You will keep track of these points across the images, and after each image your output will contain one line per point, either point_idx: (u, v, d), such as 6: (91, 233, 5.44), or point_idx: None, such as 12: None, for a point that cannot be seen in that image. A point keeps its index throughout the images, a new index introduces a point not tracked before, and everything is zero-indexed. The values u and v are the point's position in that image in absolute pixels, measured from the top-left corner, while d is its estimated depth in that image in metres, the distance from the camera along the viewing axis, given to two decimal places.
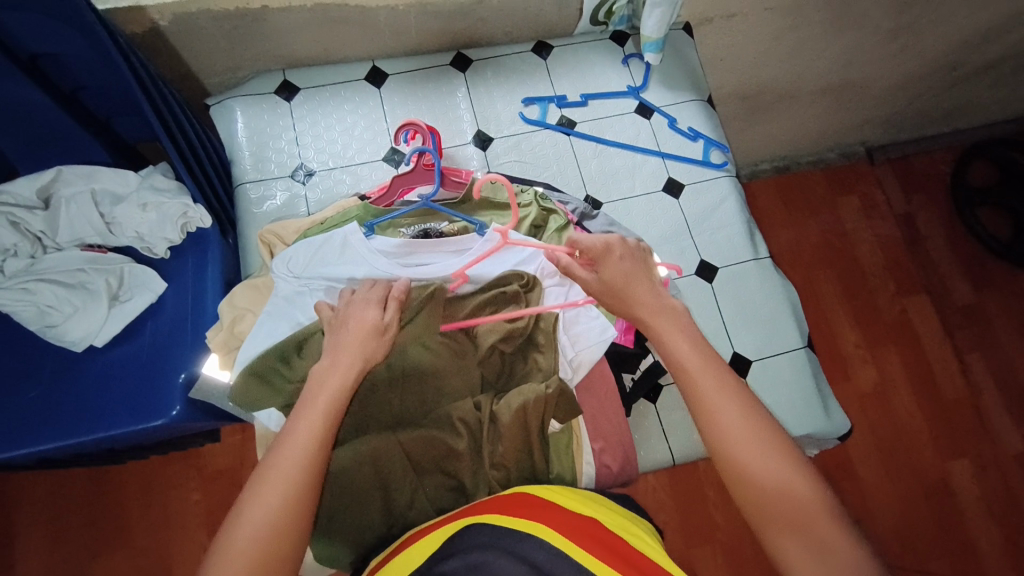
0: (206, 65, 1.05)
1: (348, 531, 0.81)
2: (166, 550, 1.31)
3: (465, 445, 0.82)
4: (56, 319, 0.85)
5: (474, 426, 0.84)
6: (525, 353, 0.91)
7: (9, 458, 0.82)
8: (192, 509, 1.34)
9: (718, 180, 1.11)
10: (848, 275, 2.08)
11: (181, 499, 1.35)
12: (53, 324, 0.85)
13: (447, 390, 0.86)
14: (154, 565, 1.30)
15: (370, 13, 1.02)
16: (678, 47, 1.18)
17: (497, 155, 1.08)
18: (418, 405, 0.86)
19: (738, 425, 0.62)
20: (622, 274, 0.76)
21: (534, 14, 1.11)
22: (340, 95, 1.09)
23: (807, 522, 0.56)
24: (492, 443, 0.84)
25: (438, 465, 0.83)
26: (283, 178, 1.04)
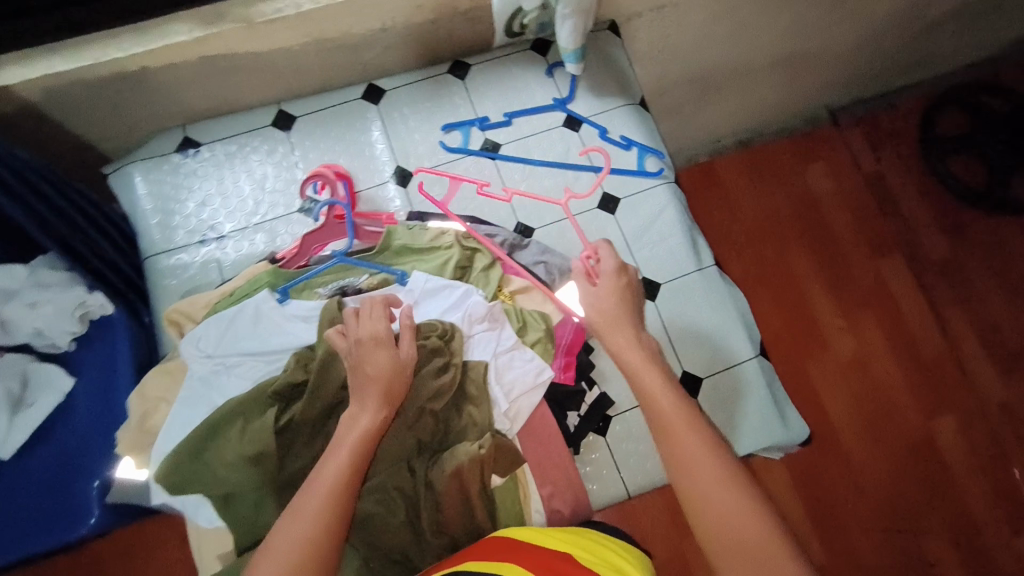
0: (97, 132, 0.98)
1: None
2: None
3: (401, 515, 0.80)
4: None
5: (410, 492, 0.81)
6: (457, 404, 0.86)
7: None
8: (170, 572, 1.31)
9: (656, 190, 1.05)
10: (822, 246, 2.02)
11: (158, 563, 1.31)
12: None
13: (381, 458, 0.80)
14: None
15: (263, 58, 0.94)
16: (601, 49, 1.11)
17: (419, 191, 1.02)
18: None
19: (690, 439, 0.64)
20: (618, 296, 0.83)
21: (445, 33, 1.04)
22: (246, 145, 1.02)
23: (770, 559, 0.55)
24: (433, 509, 0.81)
25: (380, 542, 0.80)
26: (194, 245, 0.98)
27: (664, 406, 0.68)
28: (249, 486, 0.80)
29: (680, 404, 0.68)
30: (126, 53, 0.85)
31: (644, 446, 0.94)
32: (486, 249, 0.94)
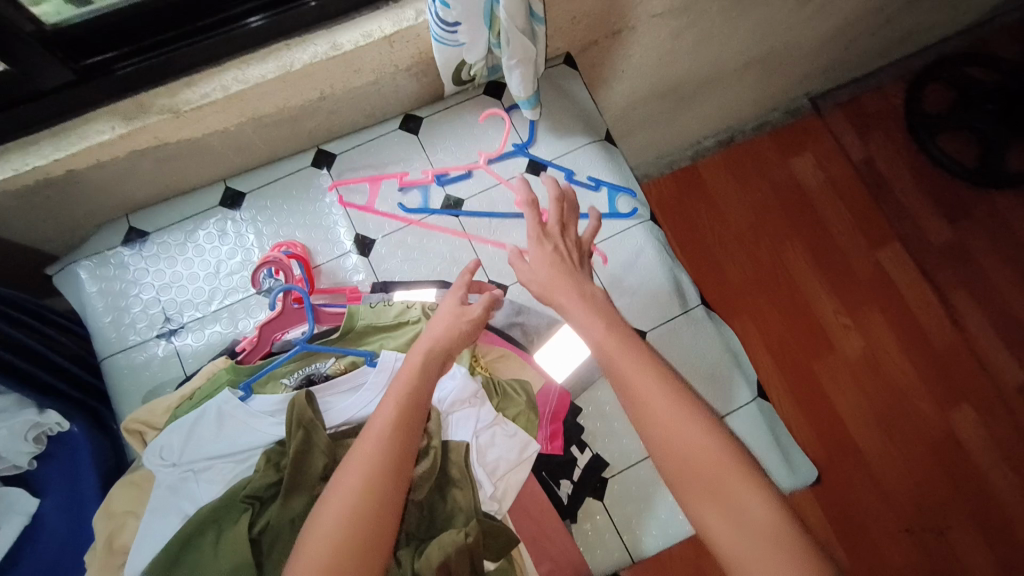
0: (35, 235, 0.93)
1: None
2: None
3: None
4: None
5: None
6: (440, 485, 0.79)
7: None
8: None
9: (631, 230, 0.99)
10: (817, 242, 1.96)
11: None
12: None
13: None
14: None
15: (200, 142, 0.89)
16: (559, 87, 1.06)
17: (382, 258, 0.97)
18: None
19: (649, 385, 0.61)
20: (549, 262, 0.73)
21: (392, 91, 0.98)
22: (197, 229, 0.98)
23: (736, 494, 0.56)
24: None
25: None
26: (152, 340, 0.93)
27: (614, 351, 0.64)
28: None
29: (632, 347, 0.65)
30: (48, 159, 0.80)
31: (646, 508, 0.88)
32: None
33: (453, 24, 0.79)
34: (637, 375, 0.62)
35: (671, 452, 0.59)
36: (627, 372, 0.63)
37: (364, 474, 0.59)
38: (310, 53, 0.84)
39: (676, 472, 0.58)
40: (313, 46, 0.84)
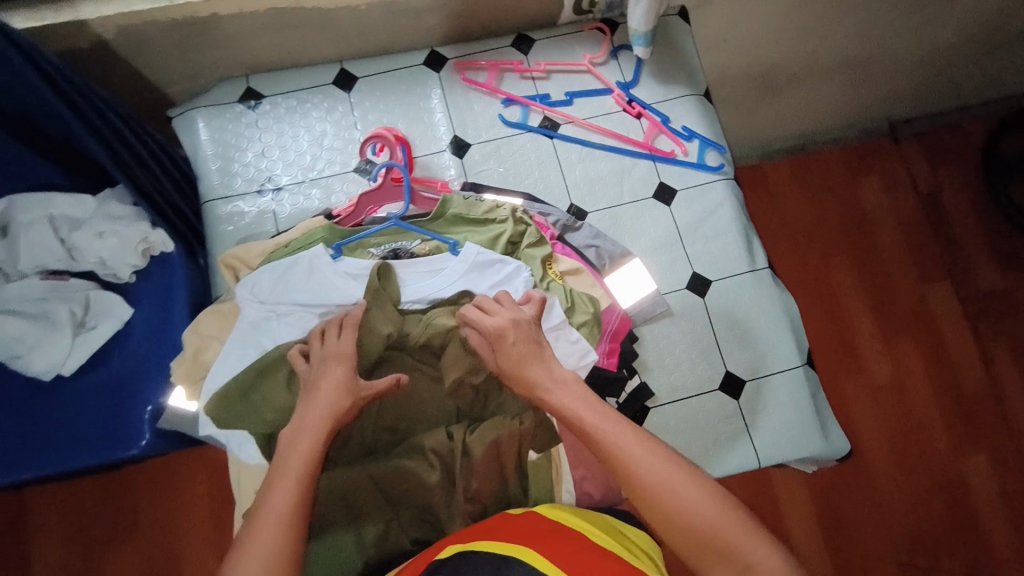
0: (163, 74, 0.99)
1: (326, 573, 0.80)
2: (174, 552, 1.37)
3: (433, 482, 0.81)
4: (20, 350, 0.85)
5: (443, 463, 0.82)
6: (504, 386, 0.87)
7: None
8: (199, 505, 1.41)
9: (714, 184, 1.02)
10: (863, 264, 1.89)
11: (189, 493, 1.41)
12: (17, 354, 0.85)
13: (421, 417, 0.86)
14: (168, 558, 1.37)
15: (330, 15, 0.95)
16: (671, 35, 1.08)
17: (475, 162, 1.01)
18: (389, 435, 0.86)
19: (633, 448, 0.66)
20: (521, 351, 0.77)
21: (511, 5, 1.02)
22: (307, 101, 1.02)
23: (724, 542, 0.59)
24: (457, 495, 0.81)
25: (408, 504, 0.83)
26: (250, 195, 0.99)
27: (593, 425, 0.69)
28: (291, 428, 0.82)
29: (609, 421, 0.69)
30: None
31: (680, 440, 0.92)
32: (539, 228, 0.92)
33: None
34: (617, 440, 0.67)
35: (659, 510, 0.62)
36: (606, 435, 0.68)
37: (277, 532, 0.59)
38: None
39: (665, 530, 0.62)
40: None
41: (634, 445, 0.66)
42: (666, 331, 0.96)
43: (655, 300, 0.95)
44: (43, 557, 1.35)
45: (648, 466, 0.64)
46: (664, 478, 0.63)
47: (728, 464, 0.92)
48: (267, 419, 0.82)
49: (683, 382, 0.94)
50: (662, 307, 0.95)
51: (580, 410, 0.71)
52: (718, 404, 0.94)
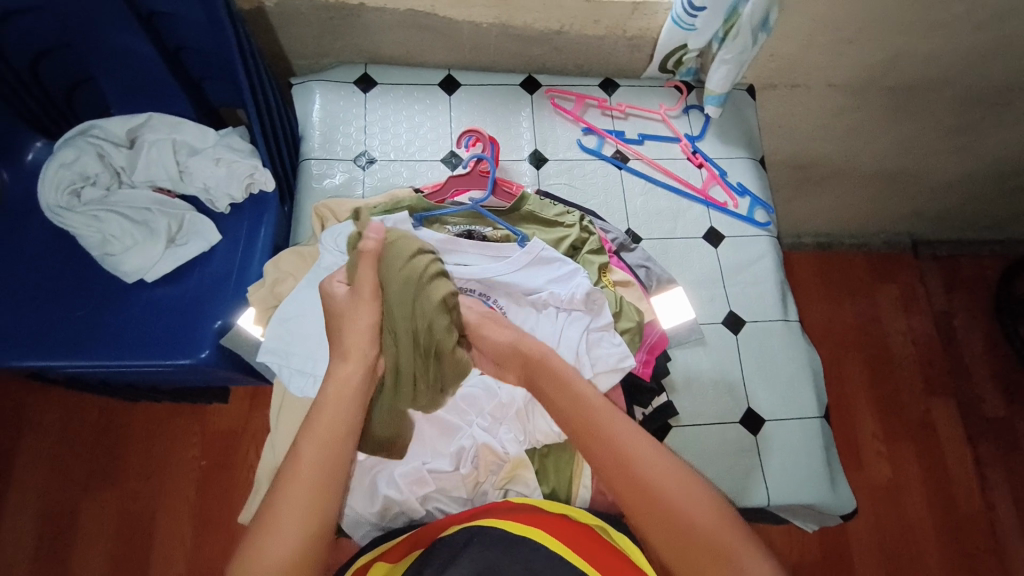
0: (297, 47, 1.12)
1: (348, 515, 0.86)
2: (156, 500, 1.35)
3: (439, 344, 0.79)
4: (115, 249, 0.91)
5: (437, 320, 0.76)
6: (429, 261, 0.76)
7: (24, 370, 0.86)
8: (185, 466, 1.38)
9: (759, 238, 1.12)
10: (876, 365, 1.86)
11: (178, 453, 1.39)
12: (112, 252, 0.91)
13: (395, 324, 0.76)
14: (141, 508, 1.35)
15: (454, 26, 1.09)
16: (739, 106, 1.22)
17: (549, 175, 1.12)
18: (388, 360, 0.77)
19: (637, 442, 0.68)
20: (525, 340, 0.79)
21: (606, 53, 1.17)
22: (413, 95, 1.14)
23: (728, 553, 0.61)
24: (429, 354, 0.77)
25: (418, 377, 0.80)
26: (345, 162, 1.09)
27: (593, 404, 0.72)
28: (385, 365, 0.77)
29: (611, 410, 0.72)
30: None
31: (698, 464, 0.96)
32: (602, 242, 1.01)
33: (698, 8, 0.97)
34: (623, 431, 0.69)
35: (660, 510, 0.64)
36: (615, 433, 0.69)
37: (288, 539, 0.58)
38: None
39: (660, 528, 0.64)
40: None
41: (638, 445, 0.68)
42: (699, 359, 1.02)
43: (692, 328, 1.01)
44: (25, 483, 1.34)
45: (650, 462, 0.66)
46: (671, 489, 0.64)
47: (738, 495, 0.95)
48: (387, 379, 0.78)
49: (708, 410, 0.99)
50: (697, 335, 1.02)
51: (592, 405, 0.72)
52: (736, 436, 0.98)
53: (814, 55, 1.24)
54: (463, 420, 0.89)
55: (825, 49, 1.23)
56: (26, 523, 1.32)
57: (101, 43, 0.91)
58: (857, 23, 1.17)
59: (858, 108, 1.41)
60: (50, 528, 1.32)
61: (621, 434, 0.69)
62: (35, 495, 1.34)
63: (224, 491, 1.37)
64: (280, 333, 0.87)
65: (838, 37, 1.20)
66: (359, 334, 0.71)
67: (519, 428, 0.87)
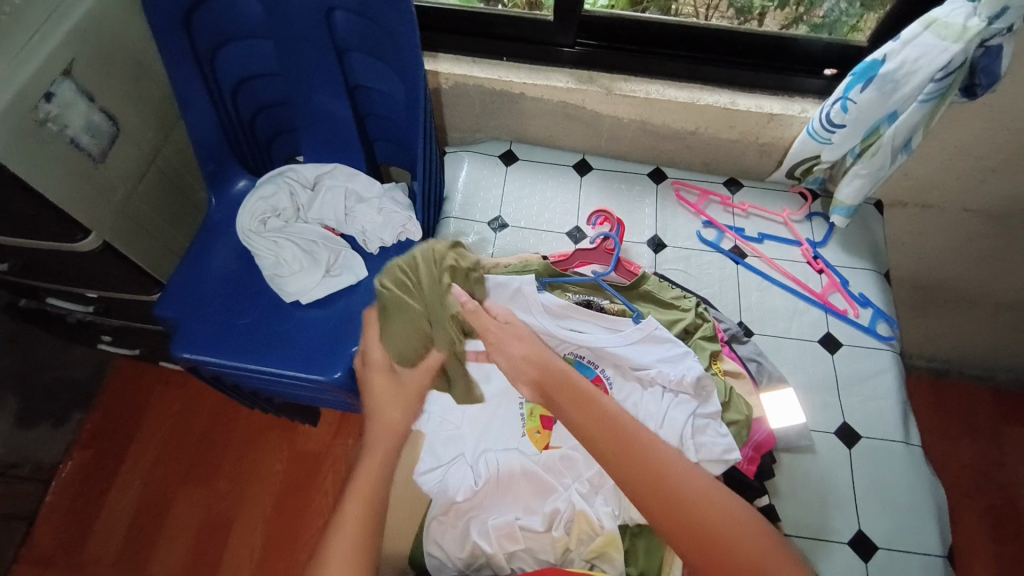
0: (456, 122, 1.29)
1: (433, 560, 0.88)
2: (238, 508, 1.44)
3: (418, 306, 0.82)
4: (283, 272, 1.05)
5: (400, 287, 0.82)
6: (403, 277, 0.82)
7: (188, 362, 1.00)
8: (269, 481, 1.47)
9: (880, 352, 1.09)
10: (1001, 516, 1.56)
11: (265, 466, 1.49)
12: (280, 275, 1.05)
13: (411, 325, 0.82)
14: (223, 513, 1.43)
15: (598, 118, 1.21)
16: (865, 219, 1.22)
17: (666, 260, 1.17)
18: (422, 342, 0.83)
19: (670, 465, 0.72)
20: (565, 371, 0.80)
21: (735, 156, 1.24)
22: (548, 172, 1.26)
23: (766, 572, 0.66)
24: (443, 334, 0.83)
25: (426, 338, 0.83)
26: (481, 224, 1.20)
27: (624, 423, 0.75)
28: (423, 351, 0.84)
29: (637, 428, 0.75)
30: (522, 80, 1.16)
31: None
32: (716, 331, 1.03)
33: (837, 124, 1.03)
34: (653, 453, 0.73)
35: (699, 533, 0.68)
36: (647, 455, 0.72)
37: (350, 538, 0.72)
38: (715, 99, 1.14)
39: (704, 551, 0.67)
40: (718, 95, 1.14)
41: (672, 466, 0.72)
42: (808, 467, 0.98)
43: (801, 433, 0.99)
44: (133, 466, 1.48)
45: (684, 485, 0.71)
46: (706, 513, 0.69)
47: None
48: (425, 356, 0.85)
49: (813, 523, 0.94)
50: (807, 441, 0.99)
51: (620, 426, 0.74)
52: (843, 557, 0.92)
53: (951, 180, 1.24)
54: (560, 482, 0.91)
55: (963, 177, 1.23)
56: (124, 506, 1.43)
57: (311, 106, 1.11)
58: (1002, 153, 1.16)
59: (994, 236, 1.36)
60: (143, 517, 1.42)
61: (657, 458, 0.72)
62: (139, 481, 1.46)
63: (299, 512, 1.44)
64: None
65: (979, 165, 1.20)
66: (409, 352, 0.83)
67: (615, 500, 0.88)
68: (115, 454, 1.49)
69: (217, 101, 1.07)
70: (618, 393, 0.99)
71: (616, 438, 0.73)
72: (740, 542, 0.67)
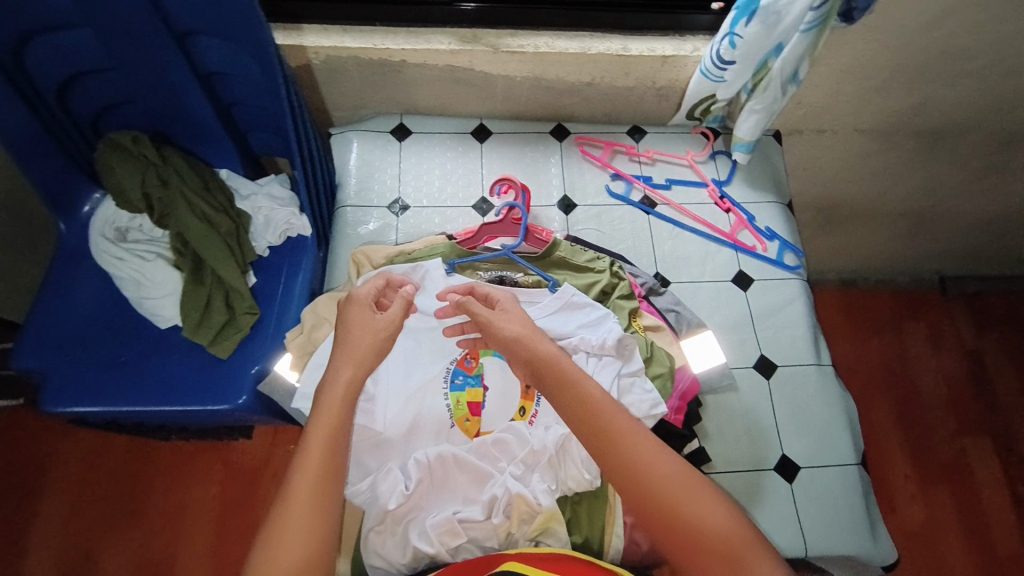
0: (338, 99, 1.18)
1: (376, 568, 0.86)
2: (174, 541, 1.35)
3: (212, 225, 0.97)
4: (151, 293, 0.95)
5: (127, 152, 0.96)
6: (126, 140, 0.96)
7: (65, 414, 0.89)
8: (205, 504, 1.39)
9: (789, 282, 1.12)
10: (906, 405, 1.71)
11: (199, 490, 1.40)
12: (148, 297, 0.95)
13: (186, 231, 0.95)
14: (160, 551, 1.34)
15: (490, 80, 1.14)
16: (766, 152, 1.24)
17: (577, 221, 1.14)
18: (204, 261, 0.96)
19: (646, 446, 0.69)
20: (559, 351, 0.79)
21: (634, 102, 1.21)
22: (446, 143, 1.19)
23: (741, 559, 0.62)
24: (184, 229, 0.95)
25: (206, 258, 0.96)
26: (380, 209, 1.12)
27: (599, 399, 0.73)
28: (197, 268, 0.96)
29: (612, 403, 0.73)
30: (399, 47, 1.05)
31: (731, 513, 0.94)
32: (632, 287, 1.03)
33: (727, 61, 1.01)
34: (629, 436, 0.70)
35: (678, 519, 0.64)
36: (620, 431, 0.70)
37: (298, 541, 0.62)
38: (606, 46, 1.09)
39: (683, 539, 0.64)
40: (609, 42, 1.09)
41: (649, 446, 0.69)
42: (731, 405, 1.01)
43: (723, 373, 1.00)
44: (47, 522, 1.35)
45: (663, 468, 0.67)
46: (684, 497, 0.66)
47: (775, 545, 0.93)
48: (199, 276, 0.96)
49: (742, 457, 0.98)
50: (730, 380, 1.01)
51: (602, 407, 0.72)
52: (770, 483, 0.97)
53: (840, 103, 1.27)
54: (496, 468, 0.90)
55: (851, 99, 1.26)
56: (44, 566, 1.32)
57: (159, 103, 0.97)
58: (884, 72, 1.19)
59: (884, 151, 1.43)
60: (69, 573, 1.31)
61: (635, 441, 0.69)
62: (57, 538, 1.34)
63: (244, 531, 1.38)
64: (316, 378, 0.88)
65: (865, 86, 1.23)
66: (364, 333, 0.78)
67: (552, 476, 0.88)
68: (23, 513, 1.35)
69: (40, 109, 0.91)
70: None
71: (592, 419, 0.71)
72: (719, 527, 0.64)
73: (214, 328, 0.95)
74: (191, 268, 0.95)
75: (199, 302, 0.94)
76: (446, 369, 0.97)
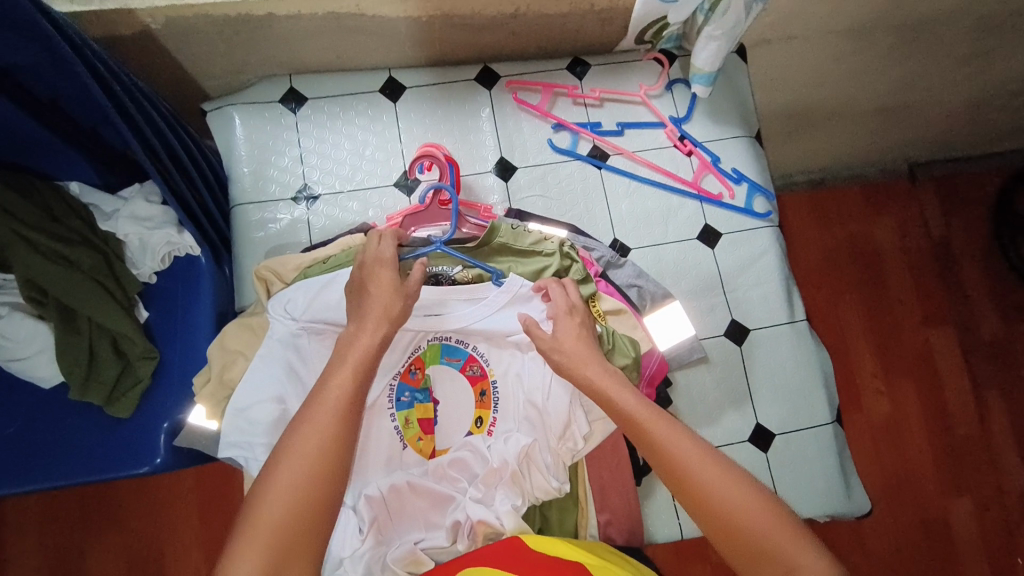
0: (204, 67, 0.94)
1: None
2: (156, 539, 1.24)
3: (72, 260, 0.81)
4: (19, 355, 0.79)
5: None
6: None
7: None
8: (180, 497, 1.26)
9: (759, 231, 1.01)
10: (874, 303, 1.68)
11: (171, 484, 1.26)
12: (17, 358, 0.79)
13: (38, 275, 0.78)
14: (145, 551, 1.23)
15: (389, 23, 0.91)
16: (729, 75, 1.05)
17: (520, 188, 0.99)
18: (72, 306, 0.80)
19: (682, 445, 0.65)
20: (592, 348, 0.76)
21: (571, 29, 0.99)
22: (351, 107, 0.98)
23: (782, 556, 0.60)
24: (33, 271, 0.78)
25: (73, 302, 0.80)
26: (286, 202, 0.94)
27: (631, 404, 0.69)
28: (68, 316, 0.81)
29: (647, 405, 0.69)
30: None
31: None
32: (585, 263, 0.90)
33: None
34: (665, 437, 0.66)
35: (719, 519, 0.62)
36: (655, 431, 0.66)
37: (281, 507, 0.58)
38: None
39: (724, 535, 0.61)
40: None
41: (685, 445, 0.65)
42: (701, 380, 0.95)
43: (692, 346, 0.92)
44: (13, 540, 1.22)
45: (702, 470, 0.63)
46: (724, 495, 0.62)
47: None
48: (70, 325, 0.80)
49: (715, 432, 0.93)
50: (699, 353, 0.93)
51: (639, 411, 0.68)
52: (744, 456, 0.93)
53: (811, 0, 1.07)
54: (457, 489, 0.83)
55: None
56: None
57: None
58: None
59: (858, 49, 1.25)
60: None
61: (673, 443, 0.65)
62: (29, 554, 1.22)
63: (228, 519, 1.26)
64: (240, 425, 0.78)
65: None
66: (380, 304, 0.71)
67: (516, 492, 0.80)
68: None
69: None
70: (497, 369, 0.89)
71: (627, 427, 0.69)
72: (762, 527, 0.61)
73: (107, 385, 0.81)
74: (58, 318, 0.79)
75: (79, 357, 0.80)
76: (390, 385, 0.87)
